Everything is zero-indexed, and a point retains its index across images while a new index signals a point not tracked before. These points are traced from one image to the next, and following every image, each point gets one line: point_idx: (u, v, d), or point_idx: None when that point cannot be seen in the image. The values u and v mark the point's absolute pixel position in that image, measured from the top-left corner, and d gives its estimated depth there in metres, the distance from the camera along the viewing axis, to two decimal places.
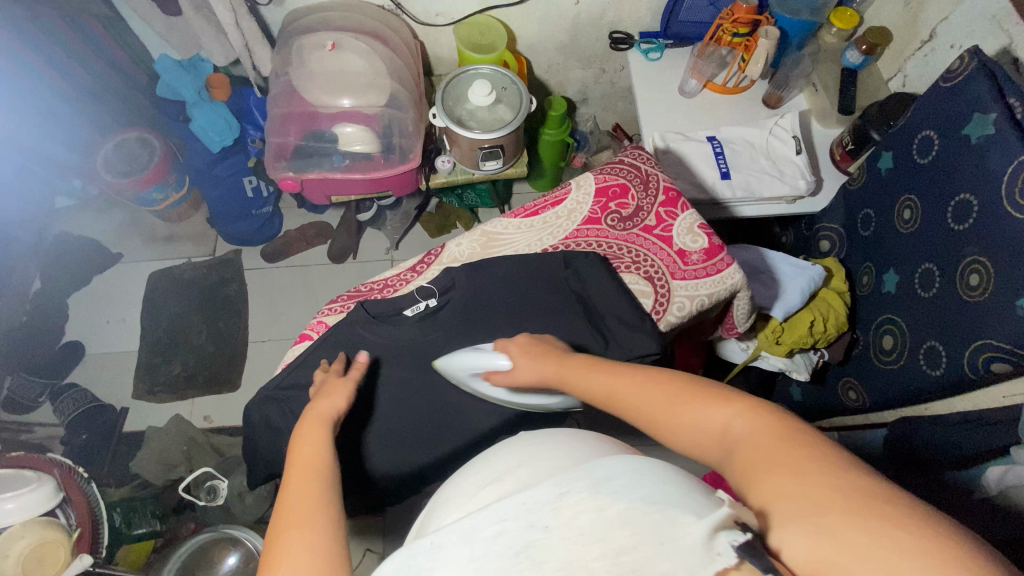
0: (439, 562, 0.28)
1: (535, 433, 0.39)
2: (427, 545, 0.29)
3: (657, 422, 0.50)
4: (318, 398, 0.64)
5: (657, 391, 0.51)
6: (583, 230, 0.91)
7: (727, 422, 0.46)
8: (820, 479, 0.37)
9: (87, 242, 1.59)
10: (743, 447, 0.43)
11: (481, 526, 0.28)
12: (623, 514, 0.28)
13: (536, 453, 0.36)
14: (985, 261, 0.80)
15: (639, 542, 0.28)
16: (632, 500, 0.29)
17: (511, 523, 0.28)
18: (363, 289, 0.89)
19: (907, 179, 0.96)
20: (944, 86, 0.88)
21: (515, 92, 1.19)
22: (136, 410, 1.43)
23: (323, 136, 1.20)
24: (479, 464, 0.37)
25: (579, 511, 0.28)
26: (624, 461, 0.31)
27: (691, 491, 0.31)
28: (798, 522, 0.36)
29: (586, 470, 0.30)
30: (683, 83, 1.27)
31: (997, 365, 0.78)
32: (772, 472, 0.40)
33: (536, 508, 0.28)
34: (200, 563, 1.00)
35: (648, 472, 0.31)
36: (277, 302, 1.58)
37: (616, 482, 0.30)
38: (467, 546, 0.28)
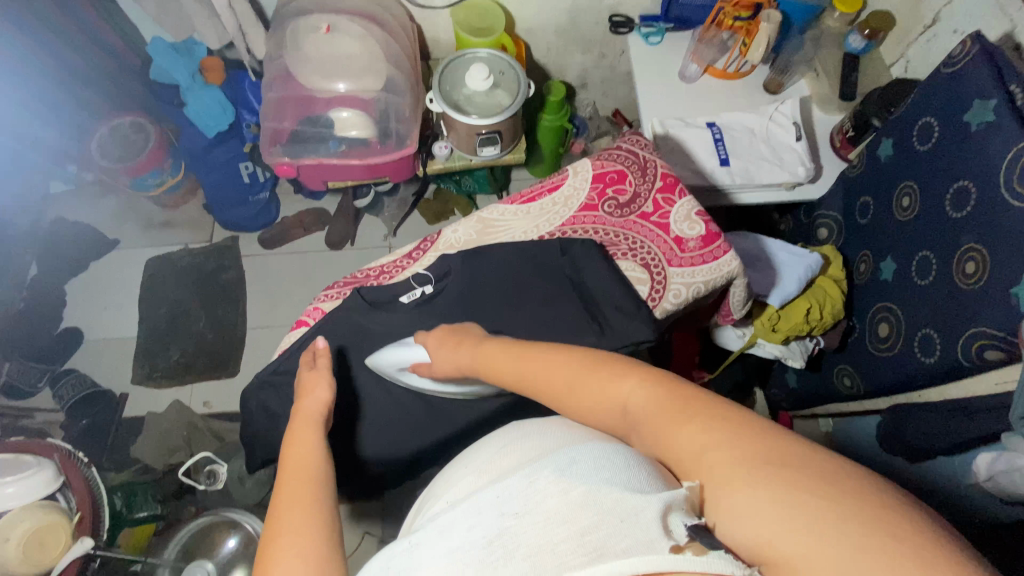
0: (439, 545, 0.36)
1: (524, 430, 0.48)
2: (422, 536, 0.38)
3: (565, 401, 0.50)
4: (300, 396, 0.66)
5: (563, 370, 0.52)
6: (580, 217, 0.91)
7: (629, 394, 0.46)
8: (734, 442, 0.38)
9: (83, 227, 1.59)
10: (653, 420, 0.43)
11: (462, 519, 0.37)
12: (582, 496, 0.36)
13: (518, 449, 0.44)
14: (982, 249, 0.80)
15: (600, 520, 0.34)
16: (590, 485, 0.36)
17: (486, 514, 0.36)
18: (359, 275, 0.89)
19: (907, 166, 0.95)
20: (945, 72, 0.87)
21: (513, 77, 1.18)
22: (136, 395, 1.44)
23: (318, 121, 1.19)
24: (475, 462, 0.45)
25: (546, 495, 0.36)
26: (584, 455, 0.39)
27: (646, 478, 0.38)
28: (725, 500, 0.36)
29: (550, 465, 0.38)
30: (683, 68, 1.26)
31: (990, 352, 0.79)
32: (688, 444, 0.40)
33: (508, 500, 0.37)
34: (200, 547, 1.01)
35: (606, 463, 0.38)
36: (275, 288, 1.57)
37: (578, 470, 0.37)
38: (458, 532, 0.36)
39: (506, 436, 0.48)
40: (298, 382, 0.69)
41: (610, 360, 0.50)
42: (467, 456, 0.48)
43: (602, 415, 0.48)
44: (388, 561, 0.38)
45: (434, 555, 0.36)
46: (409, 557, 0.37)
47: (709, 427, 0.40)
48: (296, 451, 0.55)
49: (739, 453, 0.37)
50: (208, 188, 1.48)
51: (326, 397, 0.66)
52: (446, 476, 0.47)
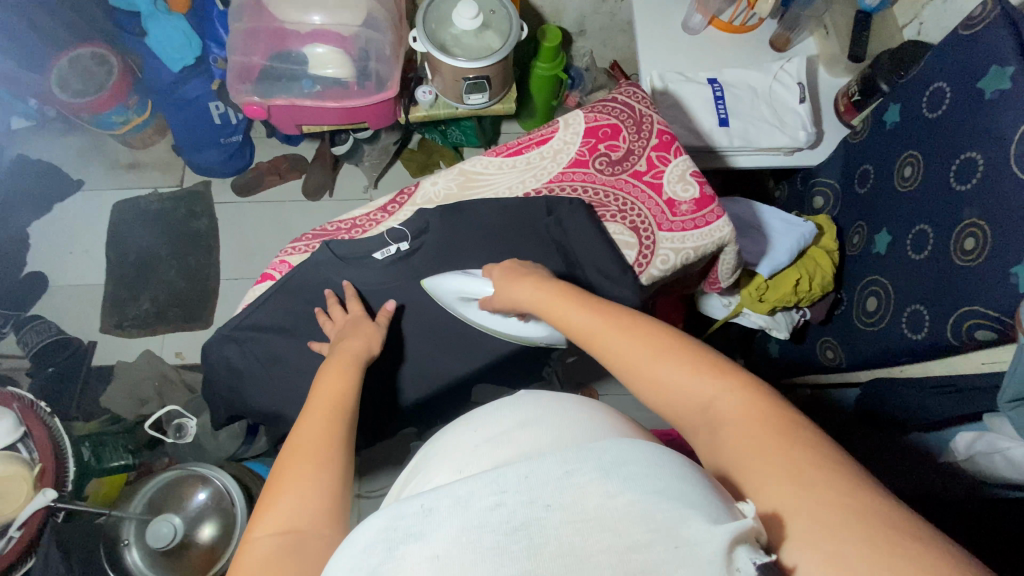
0: (434, 525, 0.28)
1: (544, 394, 0.41)
2: (426, 503, 0.29)
3: (638, 376, 0.49)
4: (345, 338, 0.66)
5: (642, 344, 0.50)
6: (568, 173, 0.85)
7: (717, 396, 0.45)
8: (831, 487, 0.36)
9: (44, 165, 1.49)
10: (741, 432, 0.42)
11: (479, 494, 0.28)
12: (627, 505, 0.27)
13: (540, 418, 0.37)
14: (983, 224, 0.77)
15: (653, 541, 0.27)
16: (643, 493, 0.28)
17: (511, 496, 0.28)
18: (330, 228, 0.84)
19: (912, 134, 0.91)
20: (963, 34, 0.80)
21: (504, 17, 1.09)
22: (105, 344, 1.39)
23: (290, 57, 1.10)
24: (487, 421, 0.38)
25: (584, 494, 0.28)
26: (636, 450, 0.31)
27: (709, 494, 0.30)
28: (810, 539, 0.34)
29: (593, 456, 0.30)
30: (687, 17, 1.17)
31: (980, 332, 0.78)
32: (775, 469, 0.38)
33: (535, 486, 0.28)
34: (169, 499, 0.99)
35: (663, 465, 0.30)
36: (251, 238, 1.51)
37: (628, 469, 0.29)
38: (462, 513, 0.28)
39: (521, 395, 0.41)
40: (339, 339, 0.67)
41: (703, 353, 0.48)
42: (463, 416, 0.41)
43: (678, 403, 0.47)
44: (377, 524, 0.29)
45: (436, 532, 0.27)
46: (406, 527, 0.28)
47: (803, 459, 0.38)
48: (313, 406, 0.54)
49: (835, 500, 0.35)
50: (177, 127, 1.39)
51: (369, 347, 0.66)
52: (439, 439, 0.41)
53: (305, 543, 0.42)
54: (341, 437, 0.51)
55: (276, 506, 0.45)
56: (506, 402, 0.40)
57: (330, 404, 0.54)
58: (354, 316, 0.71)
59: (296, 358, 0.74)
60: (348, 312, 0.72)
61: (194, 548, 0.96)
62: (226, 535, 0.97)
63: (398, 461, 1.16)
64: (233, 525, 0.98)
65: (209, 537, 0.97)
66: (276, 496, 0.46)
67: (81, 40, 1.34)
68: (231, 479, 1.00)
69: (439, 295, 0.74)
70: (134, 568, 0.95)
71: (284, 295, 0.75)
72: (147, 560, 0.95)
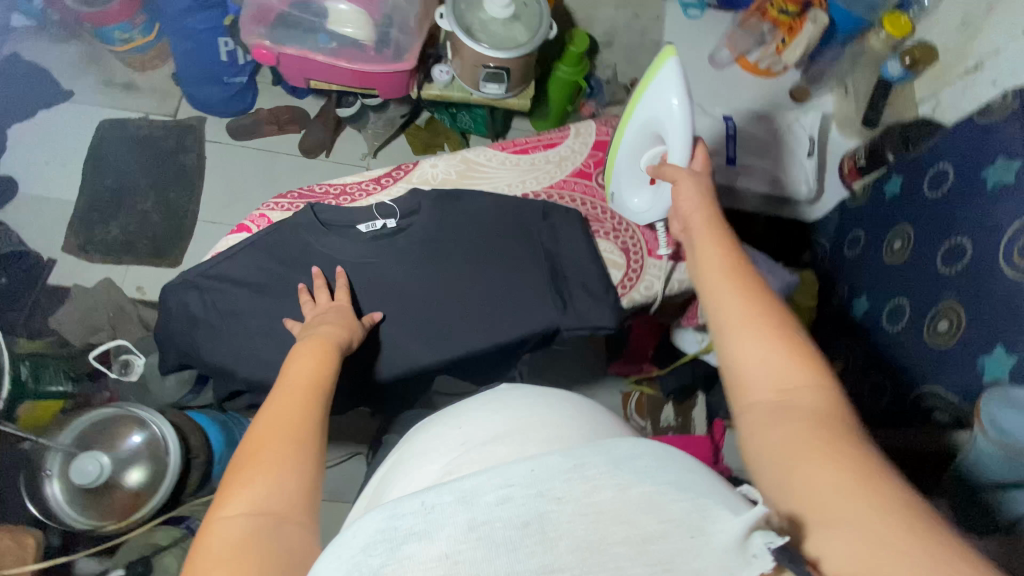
0: (435, 524, 0.26)
1: (529, 396, 0.40)
2: (428, 500, 0.27)
3: (732, 330, 0.46)
4: (323, 324, 0.64)
5: (745, 303, 0.47)
6: (570, 182, 0.85)
7: (801, 388, 0.42)
8: (863, 488, 0.35)
9: (34, 68, 1.42)
10: (801, 419, 0.40)
11: (485, 489, 0.27)
12: (641, 497, 0.26)
13: (523, 423, 0.36)
14: (960, 308, 0.78)
15: (669, 531, 0.26)
16: (657, 484, 0.27)
17: (518, 489, 0.27)
18: (317, 190, 0.81)
19: (911, 209, 0.92)
20: (977, 122, 0.81)
21: (534, 12, 1.08)
22: (63, 264, 1.33)
23: (310, 7, 1.07)
24: (471, 422, 0.38)
25: (595, 488, 0.27)
26: (644, 445, 0.30)
27: (721, 487, 0.30)
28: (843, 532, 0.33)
29: (603, 449, 0.29)
30: (715, 53, 1.19)
31: (938, 415, 0.79)
32: (816, 458, 0.37)
33: (543, 476, 0.27)
34: (101, 437, 0.95)
35: (671, 459, 0.29)
36: (237, 183, 1.46)
37: (639, 463, 0.28)
38: (466, 508, 0.26)
39: (504, 398, 0.40)
40: (309, 325, 0.64)
41: (814, 352, 0.44)
42: (441, 420, 0.41)
43: (752, 377, 0.44)
44: (374, 523, 0.27)
45: (441, 529, 0.26)
46: (409, 525, 0.26)
47: (851, 460, 0.36)
48: (286, 383, 0.52)
49: (861, 496, 0.34)
50: (179, 56, 1.35)
51: (348, 337, 0.64)
52: (418, 439, 0.40)
53: (278, 528, 0.41)
54: (319, 417, 0.49)
55: (252, 483, 0.42)
56: (490, 405, 0.40)
57: (311, 383, 0.52)
58: (340, 306, 0.68)
59: (257, 316, 0.71)
60: (334, 299, 0.69)
61: (118, 489, 0.92)
62: (154, 482, 0.93)
63: (346, 438, 1.13)
64: (162, 473, 0.93)
65: (136, 483, 0.93)
66: (253, 473, 0.43)
67: None
68: (168, 427, 0.94)
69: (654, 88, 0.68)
70: (52, 501, 0.90)
71: (259, 249, 0.72)
72: (66, 496, 0.91)
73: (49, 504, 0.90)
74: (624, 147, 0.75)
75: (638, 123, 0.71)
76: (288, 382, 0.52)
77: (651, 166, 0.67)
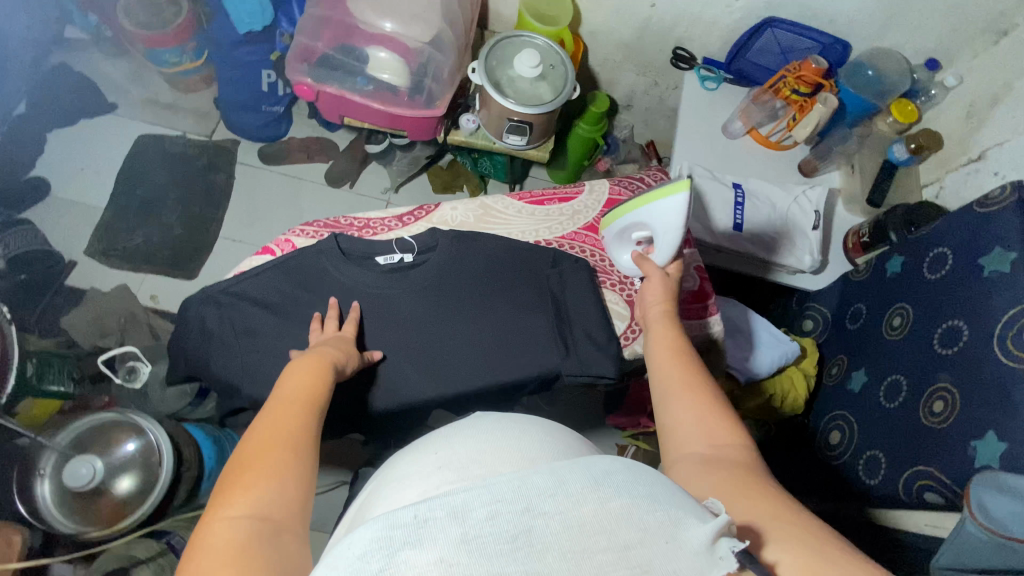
0: (427, 536, 0.27)
1: (506, 419, 0.41)
2: (421, 513, 0.28)
3: (675, 395, 0.55)
4: (326, 345, 0.67)
5: (689, 374, 0.57)
6: (581, 235, 0.88)
7: (728, 443, 0.50)
8: (788, 521, 0.42)
9: (85, 80, 1.50)
10: (737, 463, 0.48)
11: (475, 504, 0.28)
12: (620, 509, 0.29)
13: (499, 449, 0.37)
14: (953, 390, 0.80)
15: (646, 538, 0.28)
16: (635, 496, 0.30)
17: (506, 506, 0.28)
18: (342, 222, 0.85)
19: (911, 288, 0.94)
20: (977, 212, 0.84)
21: (561, 74, 1.14)
22: (84, 267, 1.37)
23: (353, 52, 1.14)
24: (449, 444, 0.39)
25: (579, 501, 0.29)
26: (621, 464, 0.31)
27: (687, 499, 0.33)
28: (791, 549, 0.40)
29: (584, 467, 0.31)
30: (728, 122, 1.23)
31: (929, 495, 0.79)
32: (747, 497, 0.44)
33: (530, 492, 0.29)
34: (96, 442, 0.96)
35: (644, 475, 0.32)
36: (260, 205, 1.52)
37: (618, 478, 0.30)
38: (458, 524, 0.27)
39: (483, 421, 0.41)
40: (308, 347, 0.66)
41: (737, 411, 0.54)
42: (419, 443, 0.42)
43: (687, 434, 0.52)
44: (368, 534, 0.28)
45: (435, 541, 0.27)
46: (403, 535, 0.27)
47: (782, 497, 0.44)
48: (280, 398, 0.53)
49: (786, 528, 0.41)
50: (223, 82, 1.43)
51: (344, 360, 0.66)
52: (399, 460, 0.41)
53: (277, 536, 0.42)
54: (314, 429, 0.51)
55: (251, 491, 0.44)
56: (466, 427, 0.40)
57: (302, 397, 0.54)
58: (345, 336, 0.71)
59: (272, 337, 0.73)
60: (341, 329, 0.72)
61: (106, 496, 0.92)
62: (143, 492, 0.93)
63: (335, 464, 1.13)
64: (152, 483, 0.93)
65: (124, 491, 0.93)
66: (252, 480, 0.44)
67: None
68: (165, 438, 0.95)
69: (661, 205, 0.70)
70: (40, 501, 0.91)
71: (278, 273, 0.75)
72: (56, 497, 0.91)
73: (37, 504, 0.91)
74: (615, 229, 0.78)
75: (634, 217, 0.74)
76: (283, 398, 0.53)
77: (643, 261, 0.74)
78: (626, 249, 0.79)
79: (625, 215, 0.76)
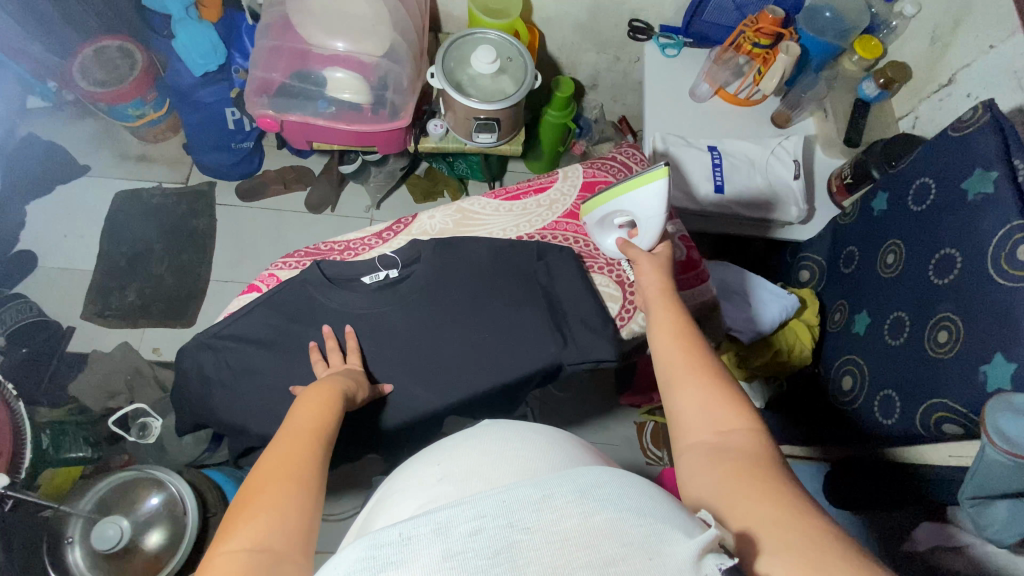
0: (411, 556, 0.28)
1: (505, 427, 0.42)
2: (406, 530, 0.29)
3: (678, 383, 0.55)
4: (332, 375, 0.67)
5: (693, 359, 0.56)
6: (562, 223, 0.88)
7: (736, 432, 0.49)
8: (794, 519, 0.41)
9: (54, 147, 1.51)
10: (743, 456, 0.47)
11: (458, 520, 0.29)
12: (604, 523, 0.29)
13: (494, 458, 0.38)
14: (957, 319, 0.79)
15: (629, 554, 0.28)
16: (619, 511, 0.30)
17: (489, 522, 0.29)
18: (323, 248, 0.85)
19: (898, 223, 0.94)
20: (953, 135, 0.84)
21: (520, 65, 1.13)
22: (83, 331, 1.37)
23: (309, 77, 1.12)
24: (447, 458, 0.39)
25: (562, 514, 0.29)
26: (610, 473, 0.33)
27: (676, 511, 0.33)
28: (786, 556, 0.38)
29: (570, 480, 0.31)
30: (694, 86, 1.22)
31: (947, 426, 0.78)
32: (752, 493, 0.43)
33: (513, 507, 0.29)
34: (119, 501, 0.96)
35: (632, 486, 0.32)
36: (246, 242, 1.52)
37: (603, 492, 0.31)
38: (441, 542, 0.28)
39: (485, 432, 0.42)
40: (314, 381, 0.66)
41: (744, 394, 0.52)
42: (420, 456, 0.42)
43: (694, 424, 0.51)
44: (355, 552, 0.29)
45: (417, 558, 0.28)
46: (387, 554, 0.28)
47: (785, 495, 0.43)
48: (288, 429, 0.54)
49: (791, 527, 0.40)
50: (188, 128, 1.42)
51: (350, 387, 0.66)
52: (399, 477, 0.41)
53: (279, 567, 0.42)
54: (321, 460, 0.52)
55: (252, 524, 0.44)
56: (465, 439, 0.41)
57: (308, 429, 0.54)
58: (351, 369, 0.71)
59: (271, 373, 0.73)
60: (346, 361, 0.72)
61: (138, 553, 0.93)
62: (174, 543, 0.94)
63: (360, 486, 1.13)
64: (182, 533, 0.94)
65: (155, 545, 0.93)
66: (254, 513, 0.45)
67: (112, 34, 1.38)
68: (186, 486, 0.96)
69: (642, 193, 0.70)
70: (75, 567, 0.92)
71: (267, 309, 0.75)
72: (89, 561, 0.92)
73: (72, 571, 0.91)
74: (599, 216, 0.78)
75: (615, 204, 0.74)
76: (290, 429, 0.54)
77: (627, 245, 0.74)
78: (610, 234, 0.78)
79: (605, 203, 0.76)
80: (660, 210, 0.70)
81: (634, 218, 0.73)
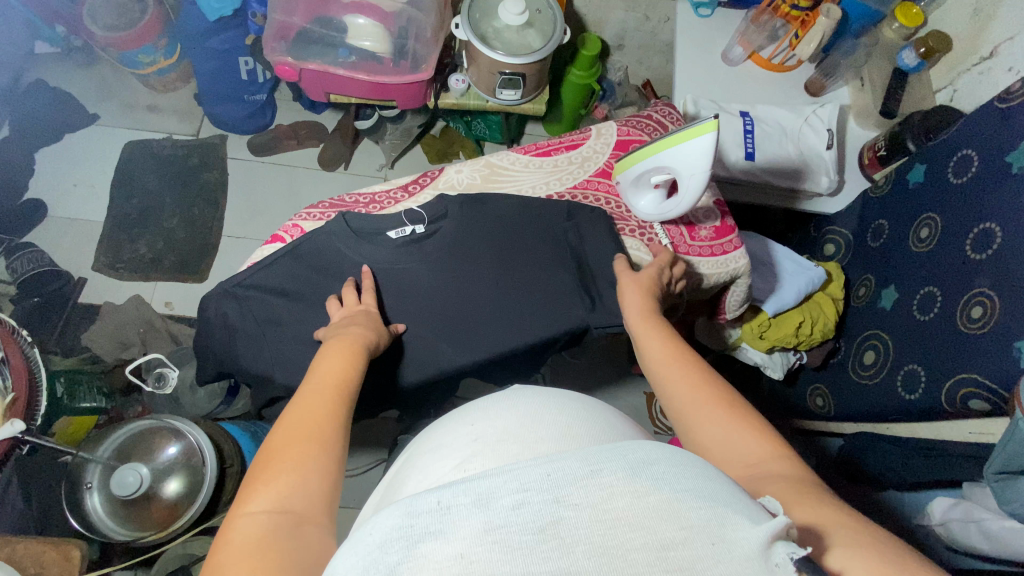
0: (447, 525, 0.27)
1: (540, 394, 0.41)
2: (445, 500, 0.28)
3: (698, 415, 0.52)
4: (351, 325, 0.65)
5: (703, 390, 0.54)
6: (594, 182, 0.86)
7: (765, 458, 0.48)
8: (851, 522, 0.40)
9: (61, 94, 1.46)
10: (779, 478, 0.45)
11: (501, 492, 0.28)
12: (658, 504, 0.27)
13: (535, 423, 0.37)
14: (992, 294, 0.78)
15: (689, 539, 0.27)
16: (674, 491, 0.28)
17: (534, 494, 0.27)
18: (348, 200, 0.83)
19: (935, 197, 0.91)
20: (998, 107, 0.82)
21: (549, 18, 1.08)
22: (94, 283, 1.36)
23: (331, 23, 1.09)
24: (485, 418, 0.38)
25: (611, 491, 0.28)
26: (662, 451, 0.31)
27: (738, 495, 0.31)
28: (855, 550, 0.38)
29: (619, 455, 0.30)
30: (727, 48, 1.17)
31: (974, 402, 0.78)
32: (803, 498, 0.42)
33: (559, 480, 0.28)
34: (138, 449, 0.97)
35: (689, 467, 0.30)
36: (258, 199, 1.49)
37: (659, 470, 0.29)
38: (481, 511, 0.27)
39: (523, 395, 0.41)
40: (337, 326, 0.65)
41: (758, 420, 0.52)
42: (455, 413, 0.42)
43: (722, 457, 0.49)
44: (390, 520, 0.28)
45: (456, 529, 0.26)
46: (424, 523, 0.27)
47: (835, 505, 0.42)
48: (312, 384, 0.53)
49: (851, 527, 0.40)
50: (202, 77, 1.38)
51: (372, 336, 0.65)
52: (432, 435, 0.41)
53: (297, 526, 0.42)
54: (341, 417, 0.51)
55: (273, 485, 0.44)
56: (503, 401, 0.41)
57: (329, 383, 0.54)
58: (367, 309, 0.69)
59: (296, 323, 0.73)
60: (361, 300, 0.70)
61: (156, 501, 0.94)
62: (192, 493, 0.95)
63: (374, 444, 1.15)
64: (199, 484, 0.95)
65: (173, 493, 0.94)
66: (273, 474, 0.45)
67: None
68: (204, 436, 0.96)
69: (682, 150, 0.68)
70: (93, 514, 0.92)
71: (292, 260, 0.74)
72: (108, 508, 0.93)
73: (90, 518, 0.92)
74: (636, 172, 0.75)
75: (654, 160, 0.71)
76: (313, 383, 0.54)
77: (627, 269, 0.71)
78: (645, 195, 0.77)
79: (642, 160, 0.73)
80: (702, 168, 0.67)
81: (672, 175, 0.71)
